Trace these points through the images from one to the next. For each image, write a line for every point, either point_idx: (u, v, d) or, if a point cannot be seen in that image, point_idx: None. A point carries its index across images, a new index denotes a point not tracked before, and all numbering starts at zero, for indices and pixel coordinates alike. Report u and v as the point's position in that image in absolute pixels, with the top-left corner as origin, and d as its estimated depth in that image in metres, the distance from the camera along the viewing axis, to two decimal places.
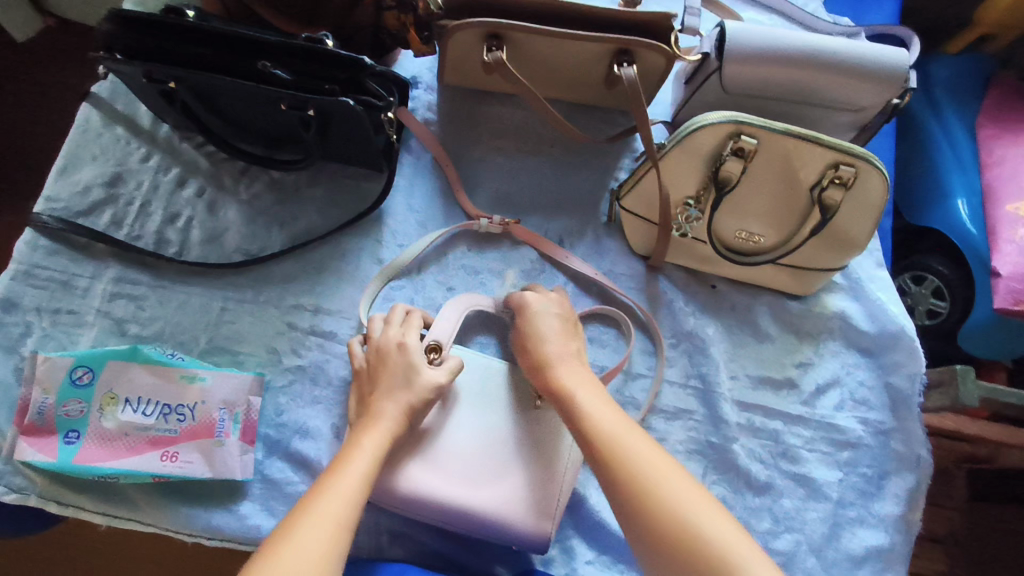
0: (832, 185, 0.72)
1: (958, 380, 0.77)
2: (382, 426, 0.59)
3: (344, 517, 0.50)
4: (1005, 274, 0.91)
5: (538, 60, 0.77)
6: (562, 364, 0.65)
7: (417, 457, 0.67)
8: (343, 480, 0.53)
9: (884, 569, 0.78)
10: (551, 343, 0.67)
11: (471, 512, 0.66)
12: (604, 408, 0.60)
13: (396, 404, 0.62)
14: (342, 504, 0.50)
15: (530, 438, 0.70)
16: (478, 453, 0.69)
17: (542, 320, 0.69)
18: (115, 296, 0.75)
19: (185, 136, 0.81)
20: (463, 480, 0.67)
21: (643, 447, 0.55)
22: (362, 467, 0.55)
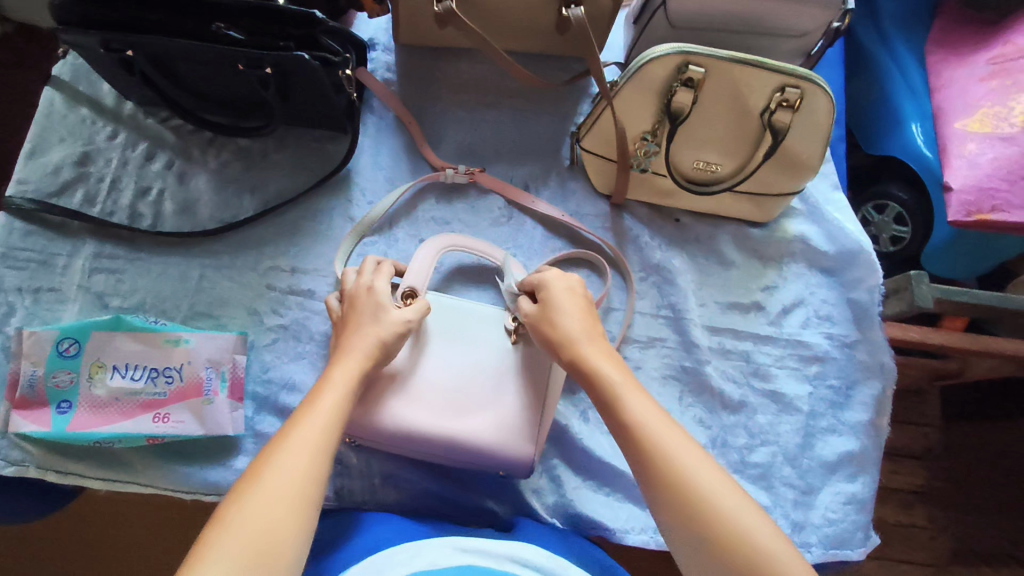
0: (780, 108, 0.75)
1: (912, 284, 0.81)
2: (356, 357, 0.62)
3: (324, 443, 0.52)
4: (957, 187, 0.94)
5: (489, 9, 0.79)
6: (587, 343, 0.62)
7: (396, 394, 0.70)
8: (320, 411, 0.55)
9: (856, 473, 0.82)
10: (570, 322, 0.64)
11: (452, 442, 0.69)
12: (635, 394, 0.57)
13: (373, 338, 0.64)
14: (321, 432, 0.53)
15: (510, 368, 0.74)
16: (456, 387, 0.72)
17: (564, 301, 0.66)
18: (95, 271, 0.77)
19: (150, 112, 0.82)
20: (444, 412, 0.70)
21: (685, 450, 0.52)
22: (337, 396, 0.57)
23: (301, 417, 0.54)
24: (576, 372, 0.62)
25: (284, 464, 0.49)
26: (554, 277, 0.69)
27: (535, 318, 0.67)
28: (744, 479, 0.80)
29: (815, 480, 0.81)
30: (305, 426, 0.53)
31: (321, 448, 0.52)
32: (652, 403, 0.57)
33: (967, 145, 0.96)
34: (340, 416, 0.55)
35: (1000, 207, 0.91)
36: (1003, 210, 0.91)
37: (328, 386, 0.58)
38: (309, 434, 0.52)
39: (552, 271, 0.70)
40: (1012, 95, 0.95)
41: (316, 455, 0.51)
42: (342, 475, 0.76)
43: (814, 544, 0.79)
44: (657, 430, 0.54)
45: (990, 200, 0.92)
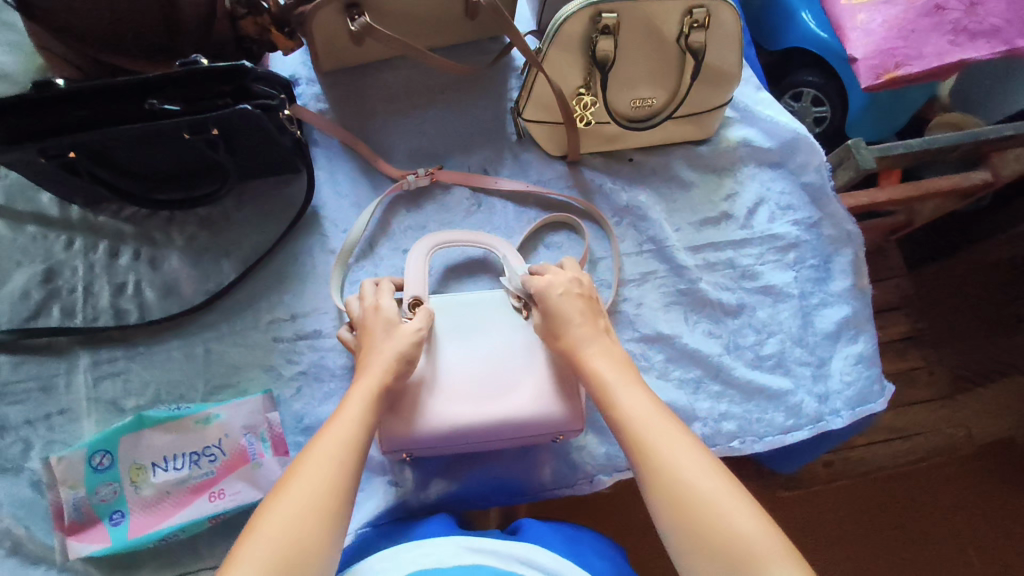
0: (693, 30, 0.80)
1: (853, 151, 0.87)
2: (374, 368, 0.64)
3: (349, 454, 0.55)
4: (861, 56, 1.01)
5: (401, 14, 0.81)
6: (590, 345, 0.65)
7: (434, 398, 0.72)
8: (342, 426, 0.57)
9: (856, 334, 0.89)
10: (574, 326, 0.66)
11: (499, 424, 0.72)
12: (632, 391, 0.59)
13: (393, 349, 0.66)
14: (343, 445, 0.55)
15: (529, 341, 0.76)
16: (482, 374, 0.74)
17: (562, 308, 0.68)
18: (99, 379, 0.76)
19: (98, 209, 0.81)
20: (477, 400, 0.73)
21: (650, 417, 0.56)
22: (359, 407, 0.59)
23: (327, 433, 0.56)
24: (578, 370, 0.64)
25: (311, 476, 0.52)
26: (547, 281, 0.70)
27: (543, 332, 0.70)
28: (763, 372, 0.86)
29: (824, 352, 0.88)
30: (331, 441, 0.55)
31: (347, 459, 0.54)
32: (648, 396, 0.58)
33: (858, 16, 1.03)
34: (363, 427, 0.58)
35: (903, 62, 0.99)
36: (906, 64, 0.99)
37: (350, 399, 0.60)
38: (328, 448, 0.54)
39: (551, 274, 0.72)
40: None
41: (339, 467, 0.53)
42: (405, 491, 0.78)
43: (841, 408, 0.85)
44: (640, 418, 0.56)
45: (893, 59, 0.99)
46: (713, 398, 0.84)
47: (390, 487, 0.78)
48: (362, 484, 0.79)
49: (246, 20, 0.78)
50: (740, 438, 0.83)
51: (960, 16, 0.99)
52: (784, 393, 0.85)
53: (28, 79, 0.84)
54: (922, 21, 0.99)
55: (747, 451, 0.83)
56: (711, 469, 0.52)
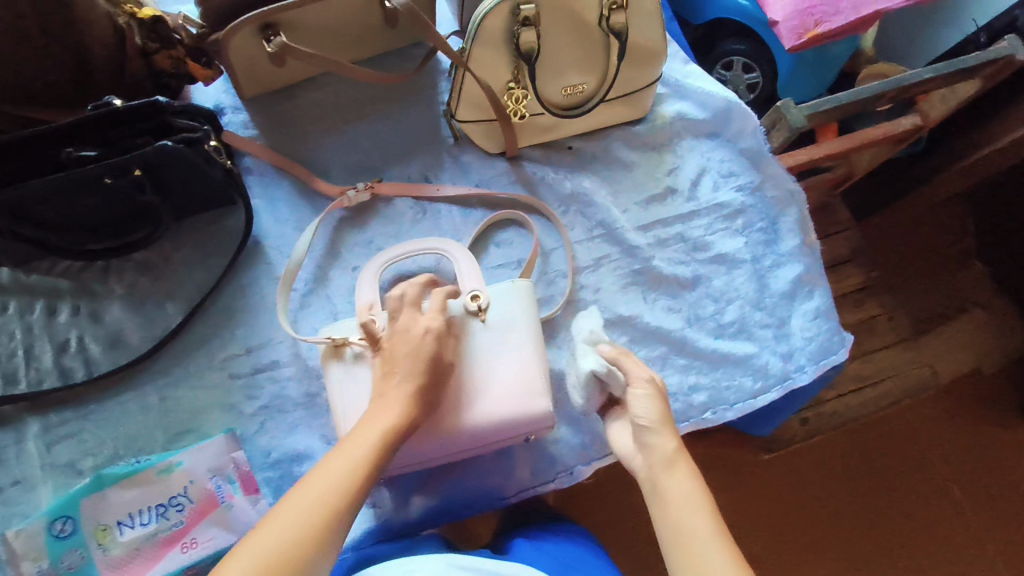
0: (613, 11, 0.80)
1: (783, 113, 0.89)
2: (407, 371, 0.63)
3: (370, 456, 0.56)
4: (781, 19, 1.03)
5: (318, 31, 0.80)
6: (677, 467, 0.58)
7: None
8: (371, 431, 0.57)
9: (811, 289, 0.90)
10: (666, 437, 0.60)
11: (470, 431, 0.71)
12: (710, 542, 0.53)
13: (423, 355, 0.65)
14: (364, 451, 0.56)
15: (495, 344, 0.74)
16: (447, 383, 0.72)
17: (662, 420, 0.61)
18: (52, 443, 0.73)
19: (29, 268, 0.78)
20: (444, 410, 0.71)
21: (694, 515, 0.55)
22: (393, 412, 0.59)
23: (354, 436, 0.57)
24: (653, 487, 0.58)
25: (326, 473, 0.53)
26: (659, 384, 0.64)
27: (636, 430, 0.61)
28: (727, 339, 0.87)
29: (783, 311, 0.89)
30: (355, 446, 0.56)
31: (365, 460, 0.55)
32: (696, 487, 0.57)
33: None
34: (391, 433, 0.58)
35: (822, 19, 1.01)
36: (826, 21, 1.01)
37: (385, 404, 0.60)
38: (351, 453, 0.55)
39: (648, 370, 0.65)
40: None
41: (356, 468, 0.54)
42: (386, 511, 0.77)
43: (806, 364, 0.87)
44: (687, 516, 0.55)
45: (811, 17, 1.01)
46: (681, 372, 0.85)
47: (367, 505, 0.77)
48: None
49: (159, 55, 0.77)
50: (711, 409, 0.84)
51: None
52: (749, 357, 0.86)
53: None
54: None
55: (720, 420, 0.84)
56: None
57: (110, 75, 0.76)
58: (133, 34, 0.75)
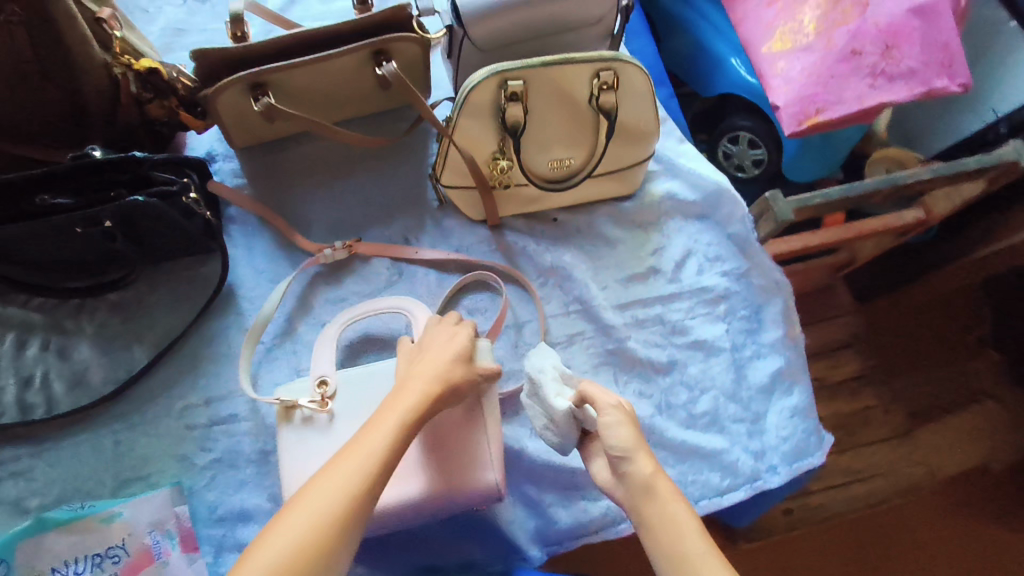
0: (603, 91, 0.80)
1: (770, 204, 0.87)
2: (420, 380, 0.60)
3: (367, 471, 0.52)
4: (782, 104, 1.02)
5: (311, 91, 0.81)
6: (658, 478, 0.54)
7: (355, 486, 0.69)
8: (366, 446, 0.53)
9: (791, 384, 0.87)
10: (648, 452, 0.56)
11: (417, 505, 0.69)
12: (708, 560, 0.50)
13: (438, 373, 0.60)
14: (359, 469, 0.51)
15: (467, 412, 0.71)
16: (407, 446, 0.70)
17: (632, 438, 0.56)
18: (3, 478, 0.73)
19: (6, 300, 0.80)
20: (401, 480, 0.69)
21: (687, 541, 0.51)
22: (391, 422, 0.55)
23: (345, 453, 0.53)
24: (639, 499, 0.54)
25: (313, 504, 0.49)
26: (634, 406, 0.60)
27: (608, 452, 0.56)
28: (697, 431, 0.84)
29: (759, 406, 0.86)
30: (348, 464, 0.52)
31: (365, 479, 0.51)
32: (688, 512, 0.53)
33: (778, 65, 1.05)
34: (397, 440, 0.55)
35: (823, 107, 1.00)
36: (827, 110, 1.00)
37: (388, 411, 0.56)
38: (340, 475, 0.51)
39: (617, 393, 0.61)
40: (797, 10, 1.05)
41: (353, 488, 0.50)
42: None
43: (779, 465, 0.83)
44: (678, 541, 0.52)
45: (814, 105, 1.00)
46: None
47: None
48: None
49: (152, 104, 0.80)
50: None
51: (878, 60, 0.99)
52: (719, 451, 0.83)
53: None
54: (840, 67, 1.00)
55: None
56: None
57: (104, 118, 0.79)
58: (128, 83, 0.77)
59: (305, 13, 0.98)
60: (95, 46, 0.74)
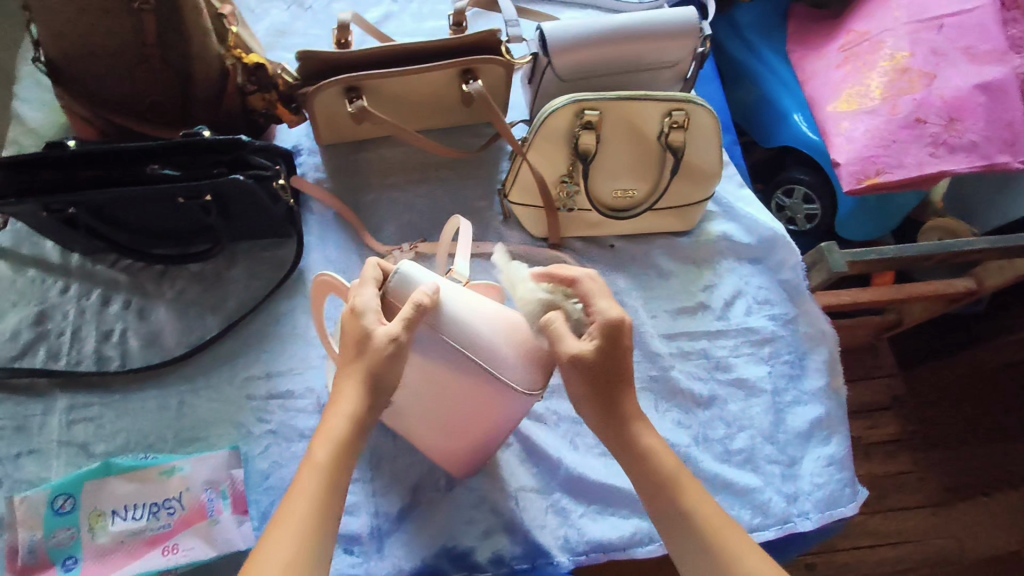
0: (673, 130, 0.85)
1: (825, 255, 0.90)
2: (333, 418, 0.57)
3: (306, 534, 0.52)
4: (843, 162, 1.05)
5: (400, 99, 0.87)
6: (643, 432, 0.62)
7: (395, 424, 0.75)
8: (297, 509, 0.53)
9: (829, 434, 0.89)
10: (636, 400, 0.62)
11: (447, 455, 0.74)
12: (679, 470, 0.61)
13: (351, 396, 0.57)
14: (295, 535, 0.51)
15: (436, 355, 0.59)
16: (424, 415, 0.67)
17: (607, 373, 0.59)
18: (73, 422, 0.78)
19: (97, 259, 0.86)
20: (423, 434, 0.73)
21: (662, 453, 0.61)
22: (315, 475, 0.54)
23: (280, 521, 0.52)
24: (626, 454, 0.62)
25: None
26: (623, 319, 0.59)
27: (585, 400, 0.61)
28: (732, 467, 0.85)
29: (795, 451, 0.87)
30: (285, 531, 0.51)
31: (307, 541, 0.51)
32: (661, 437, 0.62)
33: (842, 124, 1.07)
34: (328, 488, 0.54)
35: (884, 169, 1.02)
36: (888, 172, 1.02)
37: (309, 466, 0.55)
38: (283, 546, 0.51)
39: (594, 305, 0.59)
40: (865, 74, 1.08)
41: (296, 555, 0.51)
42: (364, 559, 0.77)
43: (811, 511, 0.84)
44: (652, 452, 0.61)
45: (875, 165, 1.02)
46: None
47: (347, 545, 0.77)
48: None
49: (255, 95, 0.85)
50: None
51: (941, 130, 1.01)
52: (752, 489, 0.84)
53: (49, 134, 0.91)
54: (902, 133, 1.02)
55: None
56: (718, 509, 0.59)
57: (208, 105, 0.84)
58: (236, 74, 0.82)
59: (398, 29, 1.05)
60: (213, 37, 0.79)
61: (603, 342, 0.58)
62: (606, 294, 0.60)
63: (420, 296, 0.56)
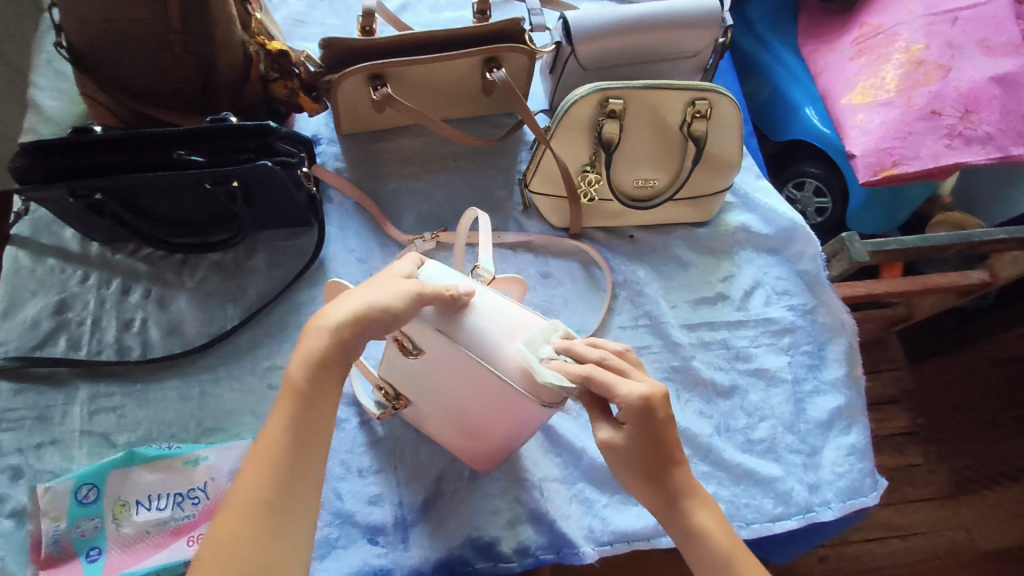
0: (695, 119, 0.85)
1: (846, 245, 0.90)
2: (314, 338, 0.53)
3: (281, 468, 0.49)
4: (858, 153, 1.05)
5: (423, 86, 0.87)
6: (697, 511, 0.58)
7: (423, 422, 0.76)
8: (270, 446, 0.50)
9: (849, 424, 0.88)
10: (689, 476, 0.59)
11: (469, 451, 0.75)
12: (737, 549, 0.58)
13: (337, 317, 0.53)
14: (269, 472, 0.49)
15: (454, 358, 0.60)
16: (446, 410, 0.68)
17: (642, 448, 0.57)
18: (95, 412, 0.77)
19: (117, 248, 0.86)
20: (448, 432, 0.73)
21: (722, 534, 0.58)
22: (290, 405, 0.51)
23: (255, 457, 0.50)
24: (680, 533, 0.59)
25: (231, 527, 0.46)
26: (662, 393, 0.57)
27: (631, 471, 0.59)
28: (753, 457, 0.85)
29: (816, 440, 0.87)
30: (258, 467, 0.49)
31: (280, 479, 0.48)
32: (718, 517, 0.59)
33: (858, 116, 1.07)
34: (302, 423, 0.51)
35: (901, 160, 1.02)
36: (904, 163, 1.02)
37: (286, 394, 0.52)
38: (257, 482, 0.48)
39: (631, 383, 0.56)
40: (880, 66, 1.08)
41: (270, 491, 0.48)
42: (388, 550, 0.76)
43: (832, 500, 0.84)
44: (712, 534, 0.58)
45: (890, 157, 1.03)
46: (701, 478, 0.83)
47: (371, 535, 0.77)
48: (339, 541, 0.76)
49: (277, 83, 0.85)
50: None
51: (956, 122, 1.01)
52: (773, 479, 0.84)
53: (69, 122, 0.91)
54: (919, 125, 1.02)
55: None
56: None
57: (230, 93, 0.84)
58: (258, 61, 0.83)
59: (415, 19, 1.05)
60: (236, 25, 0.79)
61: (641, 419, 0.56)
62: (636, 369, 0.58)
63: (449, 289, 0.58)
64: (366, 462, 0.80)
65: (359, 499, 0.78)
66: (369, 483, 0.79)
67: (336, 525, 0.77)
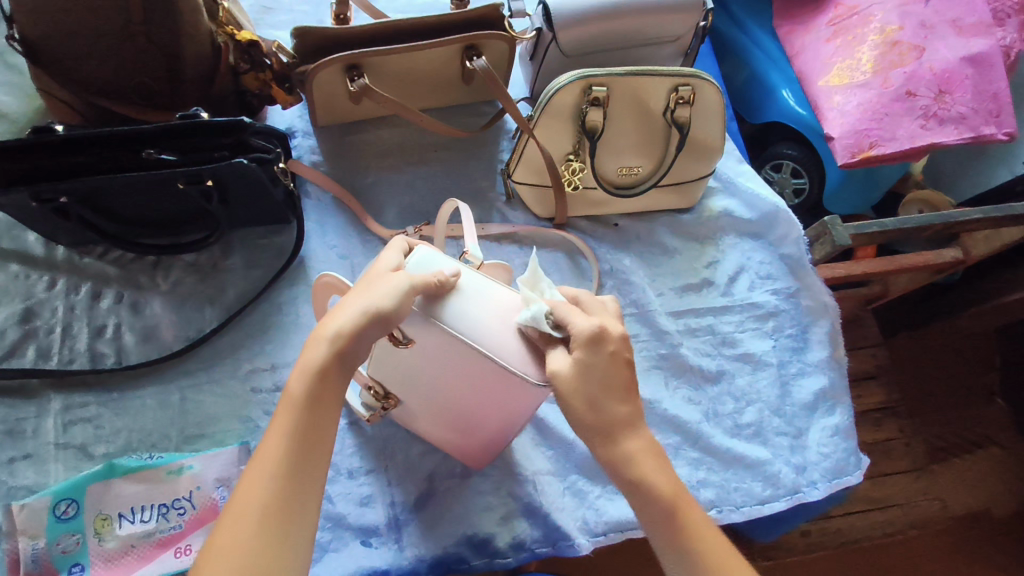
0: (679, 106, 0.83)
1: (830, 228, 0.91)
2: (313, 347, 0.51)
3: (284, 475, 0.47)
4: (837, 135, 1.06)
5: (400, 75, 0.85)
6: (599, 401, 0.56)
7: (408, 419, 0.75)
8: (272, 451, 0.48)
9: (833, 405, 0.90)
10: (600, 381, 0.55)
11: (457, 447, 0.74)
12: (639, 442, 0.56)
13: (337, 324, 0.51)
14: (271, 479, 0.47)
15: (439, 358, 0.58)
16: (436, 409, 0.67)
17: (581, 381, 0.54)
18: (70, 423, 0.74)
19: (86, 252, 0.82)
20: (435, 429, 0.73)
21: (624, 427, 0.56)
22: (290, 412, 0.50)
23: (255, 465, 0.48)
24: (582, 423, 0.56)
25: (236, 531, 0.45)
26: (618, 334, 0.55)
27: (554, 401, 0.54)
28: (742, 441, 0.86)
29: (802, 422, 0.88)
30: (259, 475, 0.47)
31: (283, 484, 0.47)
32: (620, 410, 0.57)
33: (835, 98, 1.08)
34: (303, 427, 0.49)
35: (877, 142, 1.03)
36: (881, 145, 1.03)
37: (285, 403, 0.50)
38: (259, 491, 0.47)
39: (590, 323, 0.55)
40: (856, 47, 1.08)
41: (273, 499, 0.47)
42: (381, 550, 0.75)
43: (819, 480, 0.85)
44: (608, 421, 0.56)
45: (867, 139, 1.03)
46: (691, 465, 0.83)
47: (364, 536, 0.76)
48: (331, 544, 0.75)
49: (248, 75, 0.82)
50: (716, 507, 0.82)
51: (930, 103, 1.02)
52: (762, 462, 0.84)
53: (26, 121, 0.87)
54: (894, 106, 1.02)
55: (724, 521, 0.81)
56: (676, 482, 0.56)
57: (199, 88, 0.80)
58: (228, 53, 0.79)
59: (388, 4, 1.01)
60: (204, 16, 0.76)
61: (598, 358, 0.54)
62: (600, 310, 0.57)
63: (438, 276, 0.55)
64: (355, 463, 0.79)
65: (350, 500, 0.77)
66: (361, 483, 0.78)
67: (328, 528, 0.75)
